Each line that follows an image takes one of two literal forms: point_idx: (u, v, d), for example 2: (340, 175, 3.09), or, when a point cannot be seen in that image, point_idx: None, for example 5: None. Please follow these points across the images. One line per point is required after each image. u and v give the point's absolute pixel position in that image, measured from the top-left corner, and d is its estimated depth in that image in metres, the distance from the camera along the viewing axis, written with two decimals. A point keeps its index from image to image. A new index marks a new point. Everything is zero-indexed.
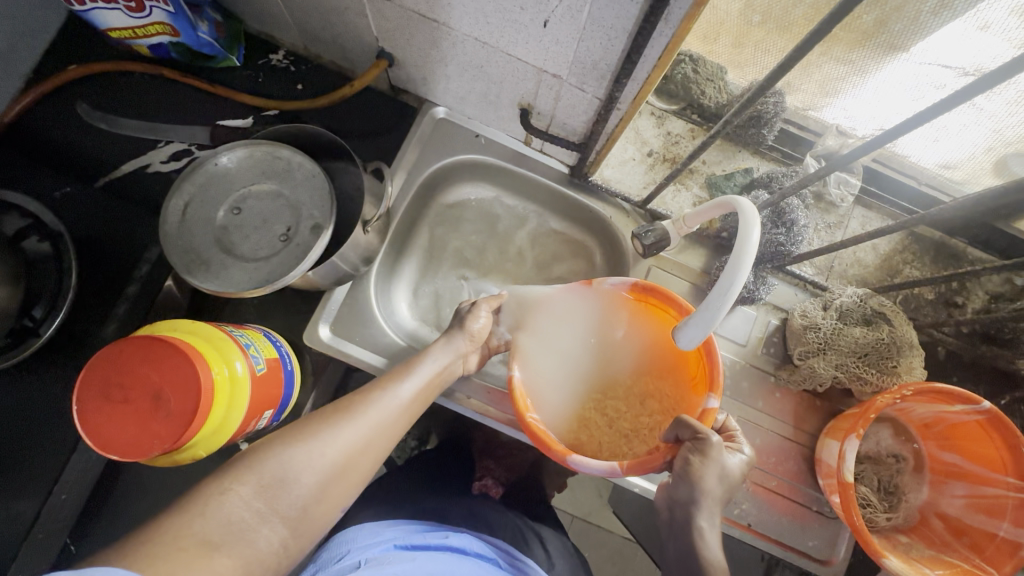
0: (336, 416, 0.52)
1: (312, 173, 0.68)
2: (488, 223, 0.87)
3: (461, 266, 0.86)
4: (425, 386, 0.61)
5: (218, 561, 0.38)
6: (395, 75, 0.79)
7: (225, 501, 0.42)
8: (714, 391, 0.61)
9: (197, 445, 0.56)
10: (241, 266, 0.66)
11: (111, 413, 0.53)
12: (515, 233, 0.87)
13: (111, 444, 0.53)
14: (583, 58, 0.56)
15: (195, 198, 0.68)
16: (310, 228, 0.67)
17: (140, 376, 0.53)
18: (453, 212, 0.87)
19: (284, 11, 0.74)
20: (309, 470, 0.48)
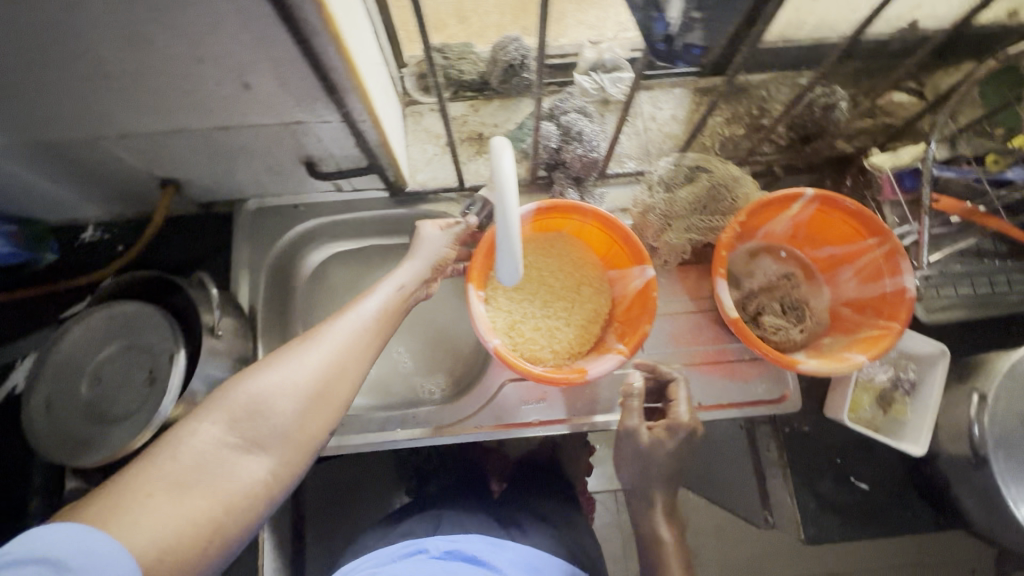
0: (303, 345, 0.58)
1: (149, 312, 0.70)
2: (358, 271, 0.90)
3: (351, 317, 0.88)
4: (390, 305, 0.65)
5: (188, 501, 0.46)
6: (192, 193, 0.83)
7: (197, 441, 0.49)
8: (646, 261, 0.71)
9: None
10: (121, 426, 0.67)
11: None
12: (389, 264, 0.90)
13: None
14: (300, 96, 0.60)
15: (53, 390, 0.69)
16: (167, 360, 0.69)
17: None
18: (323, 276, 0.89)
19: (64, 192, 0.78)
20: (285, 398, 0.54)
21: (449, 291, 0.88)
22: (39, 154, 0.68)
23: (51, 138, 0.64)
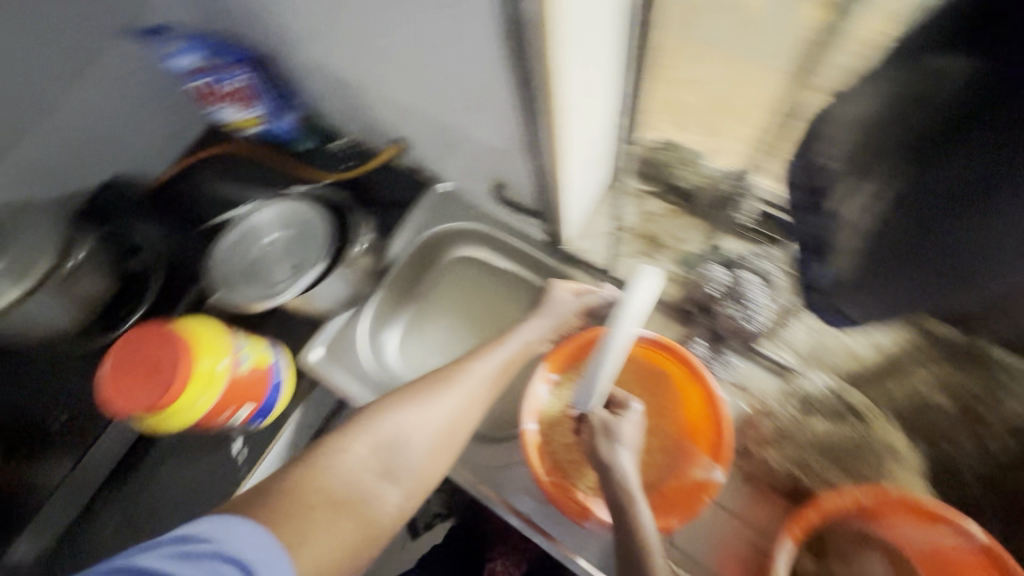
0: (438, 387, 0.67)
1: (326, 225, 0.88)
2: (481, 281, 0.96)
3: (457, 315, 0.97)
4: (515, 358, 0.73)
5: (342, 521, 0.54)
6: (413, 157, 0.98)
7: (347, 460, 0.59)
8: (721, 464, 0.63)
9: (173, 420, 0.71)
10: (260, 289, 0.85)
11: (132, 370, 0.69)
12: (509, 291, 0.94)
13: (117, 396, 0.69)
14: (515, 135, 0.67)
15: (242, 237, 0.88)
16: (313, 265, 0.85)
17: (146, 353, 0.70)
18: (455, 269, 0.97)
19: (338, 109, 0.98)
20: (419, 430, 0.64)
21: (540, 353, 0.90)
22: (338, 82, 0.87)
23: (349, 74, 0.82)
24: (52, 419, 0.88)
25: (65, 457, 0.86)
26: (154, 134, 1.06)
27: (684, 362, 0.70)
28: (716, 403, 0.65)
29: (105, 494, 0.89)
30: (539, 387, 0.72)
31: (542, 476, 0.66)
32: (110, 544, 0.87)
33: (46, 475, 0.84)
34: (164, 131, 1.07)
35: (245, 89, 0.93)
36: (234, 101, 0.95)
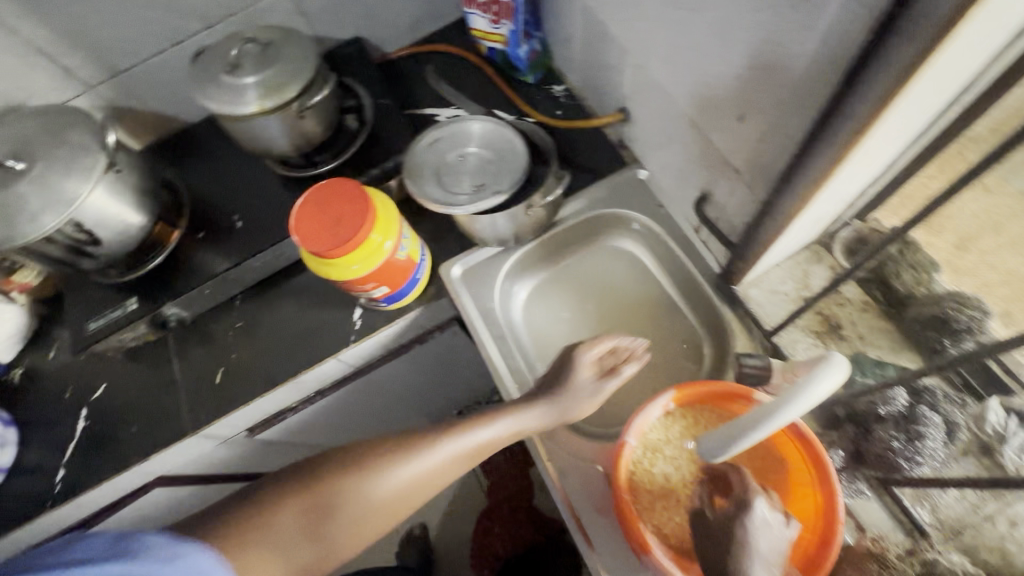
0: (398, 455, 0.65)
1: (520, 161, 0.88)
2: (625, 279, 0.98)
3: (588, 299, 0.98)
4: (500, 439, 0.72)
5: (266, 558, 0.52)
6: (626, 132, 0.96)
7: (269, 524, 0.54)
8: None
9: (330, 271, 0.77)
10: (438, 190, 0.88)
11: (319, 213, 0.76)
12: (647, 299, 0.95)
13: (297, 229, 0.76)
14: (760, 159, 0.63)
15: (444, 138, 0.93)
16: (493, 192, 0.86)
17: (335, 205, 0.76)
18: (606, 257, 1.00)
19: (578, 56, 0.97)
20: (370, 496, 0.61)
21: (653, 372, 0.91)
22: (596, 32, 0.86)
23: (614, 29, 0.80)
24: (236, 220, 0.99)
25: (231, 254, 0.97)
26: (406, 12, 1.12)
27: (808, 454, 0.64)
28: (835, 520, 0.59)
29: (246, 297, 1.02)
30: (654, 409, 0.70)
31: (621, 494, 0.66)
32: (232, 339, 0.99)
33: (214, 261, 0.97)
34: (415, 12, 1.13)
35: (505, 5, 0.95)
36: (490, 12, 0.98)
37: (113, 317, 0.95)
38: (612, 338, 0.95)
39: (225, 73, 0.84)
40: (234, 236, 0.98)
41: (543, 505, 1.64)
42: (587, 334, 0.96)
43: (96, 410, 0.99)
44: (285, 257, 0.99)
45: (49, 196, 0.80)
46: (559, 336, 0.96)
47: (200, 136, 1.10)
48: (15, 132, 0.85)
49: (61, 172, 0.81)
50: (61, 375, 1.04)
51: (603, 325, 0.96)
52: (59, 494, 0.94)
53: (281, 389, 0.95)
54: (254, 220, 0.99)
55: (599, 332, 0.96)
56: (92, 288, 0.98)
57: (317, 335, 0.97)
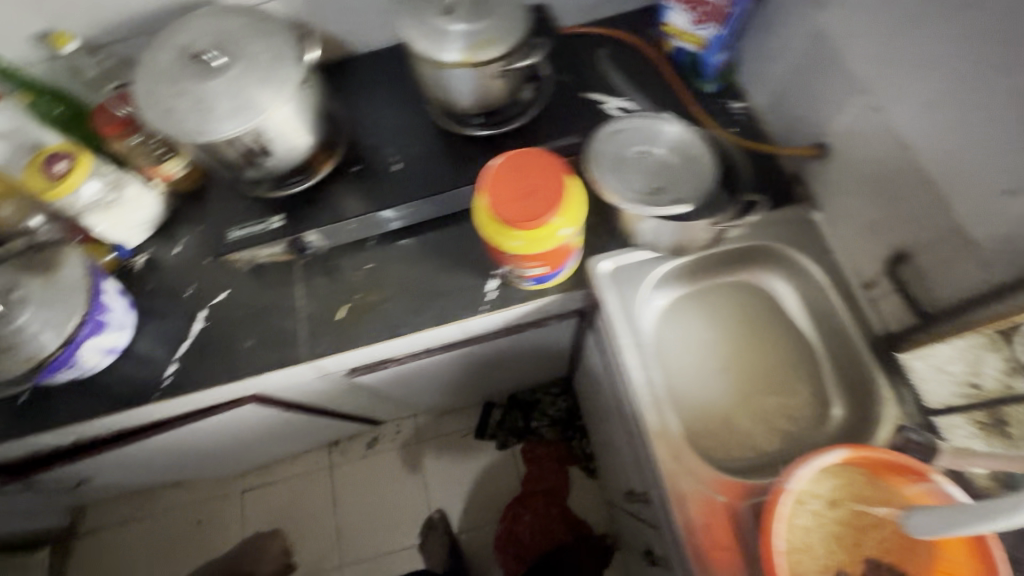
0: None
1: (705, 172, 0.86)
2: (761, 321, 0.96)
3: (719, 325, 0.97)
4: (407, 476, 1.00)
5: None
6: (810, 168, 0.92)
7: None
8: None
9: (490, 232, 0.76)
10: (615, 181, 0.85)
11: (508, 175, 0.75)
12: (786, 343, 0.94)
13: (492, 189, 0.75)
14: (1017, 241, 0.59)
15: (628, 131, 0.90)
16: (672, 198, 0.84)
17: (535, 177, 0.75)
18: (748, 293, 0.97)
19: (780, 79, 0.94)
20: None
21: (775, 415, 0.91)
22: (824, 60, 0.82)
23: (855, 64, 0.76)
24: (396, 162, 0.98)
25: (382, 195, 0.95)
26: None
27: (982, 551, 0.63)
28: None
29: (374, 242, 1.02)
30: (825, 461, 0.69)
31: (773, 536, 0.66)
32: (360, 279, 0.99)
33: (363, 197, 0.95)
34: None
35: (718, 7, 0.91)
36: (696, 10, 0.94)
37: (257, 231, 0.95)
38: (739, 370, 0.94)
39: (437, 14, 0.82)
40: (386, 177, 0.97)
41: (576, 505, 1.64)
42: (711, 364, 0.95)
43: (215, 315, 1.00)
44: (433, 211, 0.97)
45: (244, 100, 0.79)
46: (685, 358, 0.95)
47: (366, 69, 1.09)
48: (218, 27, 0.84)
49: (259, 78, 0.80)
50: (182, 272, 1.05)
51: (731, 356, 0.95)
52: (167, 387, 0.96)
53: (400, 340, 0.94)
54: (410, 165, 0.98)
55: (725, 361, 0.95)
56: (239, 196, 0.98)
57: (445, 294, 0.95)
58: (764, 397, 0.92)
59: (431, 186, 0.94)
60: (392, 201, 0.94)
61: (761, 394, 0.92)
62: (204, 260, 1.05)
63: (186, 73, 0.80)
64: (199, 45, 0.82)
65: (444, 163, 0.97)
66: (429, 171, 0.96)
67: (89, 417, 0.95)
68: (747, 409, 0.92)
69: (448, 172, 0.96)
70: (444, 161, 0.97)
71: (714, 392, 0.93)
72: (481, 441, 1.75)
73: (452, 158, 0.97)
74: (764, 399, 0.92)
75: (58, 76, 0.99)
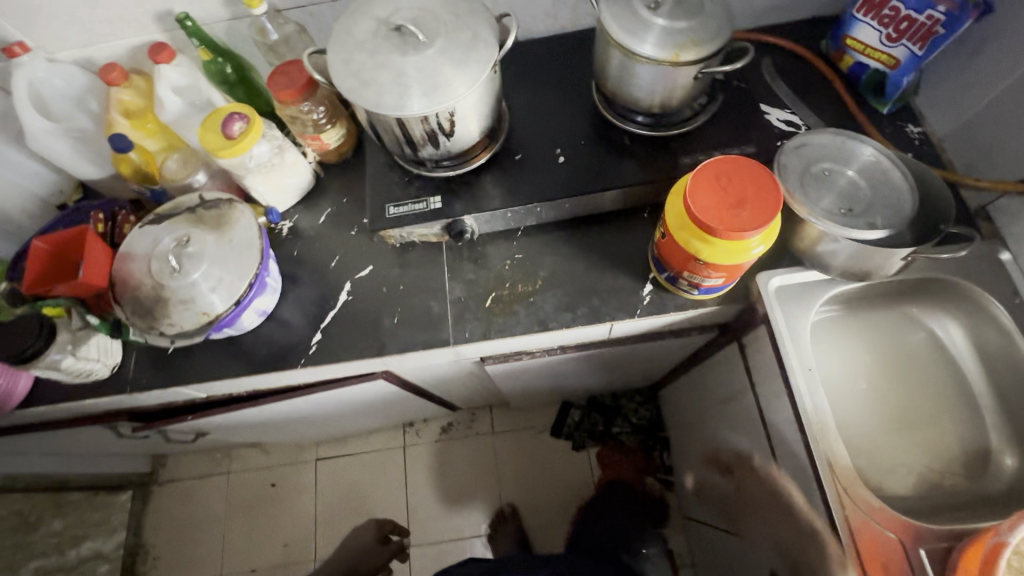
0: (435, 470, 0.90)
1: (900, 199, 0.83)
2: (911, 355, 0.96)
3: (872, 356, 0.96)
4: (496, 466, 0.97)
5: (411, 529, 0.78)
6: (1004, 205, 0.87)
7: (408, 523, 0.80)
8: None
9: (683, 234, 0.74)
10: (805, 199, 0.83)
11: (722, 182, 0.72)
12: (943, 383, 0.92)
13: (696, 192, 0.71)
14: None
15: (815, 147, 0.87)
16: (866, 223, 0.81)
17: (742, 185, 0.72)
18: (900, 325, 0.97)
19: (981, 107, 0.89)
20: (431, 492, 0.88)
21: (930, 454, 0.89)
22: None
23: None
24: (558, 153, 0.96)
25: (546, 186, 0.94)
26: None
27: None
28: None
29: (524, 232, 1.01)
30: None
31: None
32: (510, 268, 0.98)
33: (526, 186, 0.95)
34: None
35: (925, 26, 0.87)
36: (895, 28, 0.91)
37: (417, 209, 0.95)
38: (892, 403, 0.93)
39: (647, 9, 0.80)
40: (550, 168, 0.96)
41: (655, 518, 1.62)
42: (860, 391, 0.94)
43: (360, 288, 1.00)
44: (592, 208, 0.96)
45: (444, 79, 0.79)
46: (837, 383, 0.94)
47: (524, 55, 1.07)
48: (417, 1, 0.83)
49: (460, 57, 0.80)
50: (328, 241, 1.05)
51: (884, 388, 0.94)
52: (313, 356, 0.97)
53: (550, 334, 0.93)
54: (573, 157, 0.96)
55: (878, 393, 0.93)
56: (398, 173, 0.98)
57: (599, 294, 0.94)
58: (918, 434, 0.90)
59: (598, 182, 0.93)
60: (557, 193, 0.93)
61: (912, 427, 0.91)
62: (350, 233, 1.05)
63: (387, 46, 0.80)
64: (400, 18, 0.81)
65: (610, 159, 0.95)
66: (594, 164, 0.94)
67: (235, 376, 0.97)
68: (897, 442, 0.90)
69: (615, 168, 0.94)
70: (610, 156, 0.95)
71: (864, 420, 0.92)
72: (557, 439, 1.74)
73: (618, 154, 0.95)
74: (917, 433, 0.90)
75: (232, 36, 1.00)
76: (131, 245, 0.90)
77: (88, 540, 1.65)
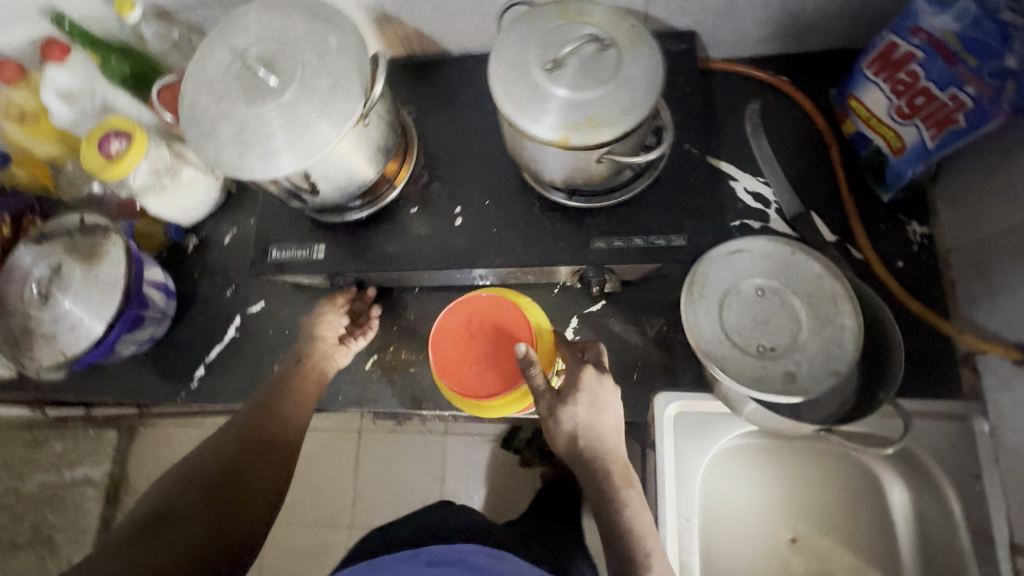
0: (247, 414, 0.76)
1: (842, 347, 0.64)
2: (846, 504, 0.77)
3: (797, 493, 0.79)
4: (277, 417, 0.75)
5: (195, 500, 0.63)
6: (994, 362, 0.68)
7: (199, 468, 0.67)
8: None
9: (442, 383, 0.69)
10: (716, 326, 0.67)
11: (464, 337, 0.64)
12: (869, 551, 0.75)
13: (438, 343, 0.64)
14: None
15: (753, 255, 0.70)
16: (785, 372, 0.64)
17: (478, 339, 0.64)
18: (842, 466, 0.78)
19: (999, 228, 0.67)
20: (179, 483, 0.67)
21: None
22: None
23: None
24: (457, 212, 0.82)
25: (436, 249, 0.82)
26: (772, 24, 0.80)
27: None
28: None
29: (420, 290, 0.90)
30: None
31: None
32: (398, 330, 0.90)
33: (415, 246, 0.83)
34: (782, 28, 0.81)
35: (946, 108, 0.64)
36: (908, 100, 0.67)
37: (299, 257, 0.86)
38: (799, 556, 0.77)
39: (541, 70, 0.62)
40: (445, 227, 0.82)
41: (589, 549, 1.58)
42: (765, 532, 0.78)
43: (248, 326, 0.95)
44: (490, 281, 0.83)
45: (287, 139, 0.66)
46: (738, 516, 0.79)
47: (451, 74, 0.91)
48: (280, 29, 0.70)
49: (312, 111, 0.66)
50: (229, 266, 1.00)
51: (796, 535, 0.77)
52: (194, 389, 0.95)
53: (424, 413, 0.86)
54: (472, 216, 0.82)
55: (786, 537, 0.77)
56: (286, 211, 0.88)
57: None
58: None
59: (492, 254, 0.79)
60: (445, 261, 0.81)
61: None
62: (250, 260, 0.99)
63: (234, 89, 0.68)
64: (253, 52, 0.69)
65: (512, 226, 0.80)
66: (493, 231, 0.80)
67: (123, 398, 0.97)
68: None
69: (517, 239, 0.79)
70: (513, 222, 0.80)
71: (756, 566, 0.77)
72: (506, 451, 1.71)
73: (524, 219, 0.80)
74: None
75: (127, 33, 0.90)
76: (10, 262, 0.88)
77: (83, 465, 1.89)
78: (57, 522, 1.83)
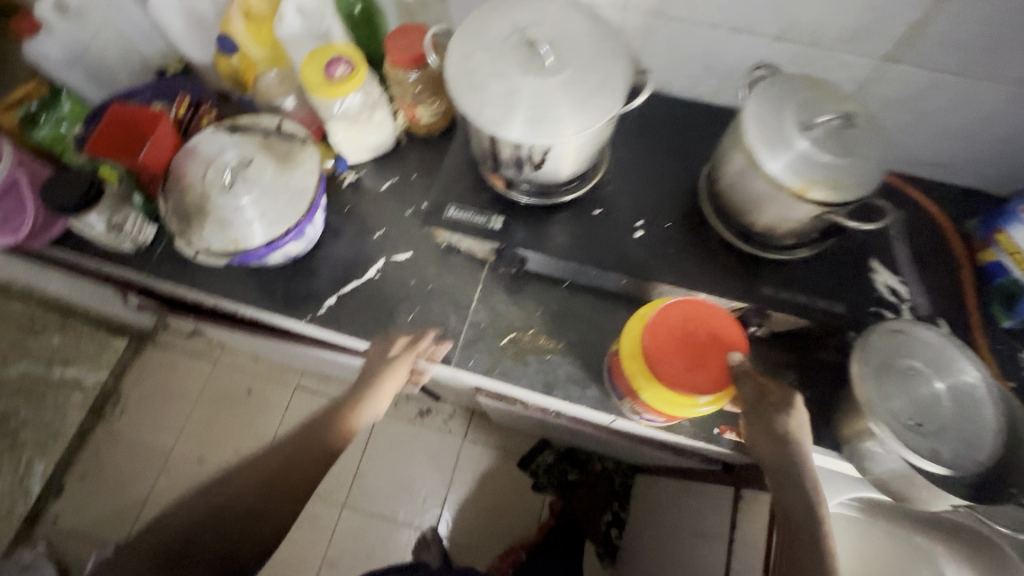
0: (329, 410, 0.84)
1: (981, 438, 0.72)
2: None
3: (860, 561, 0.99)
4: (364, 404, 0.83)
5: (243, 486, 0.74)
6: None
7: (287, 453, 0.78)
8: None
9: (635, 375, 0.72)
10: (876, 389, 0.73)
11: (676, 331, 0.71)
12: None
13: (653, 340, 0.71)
14: None
15: (912, 338, 0.77)
16: (932, 445, 0.71)
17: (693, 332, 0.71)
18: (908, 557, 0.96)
19: None
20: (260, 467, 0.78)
21: None
22: None
23: None
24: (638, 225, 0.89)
25: (613, 251, 0.87)
26: None
27: None
28: None
29: (570, 285, 0.94)
30: None
31: None
32: (541, 316, 0.93)
33: (591, 243, 0.88)
34: None
35: None
36: None
37: (475, 222, 0.89)
38: None
39: (795, 126, 0.71)
40: (624, 235, 0.88)
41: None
42: None
43: (390, 271, 0.97)
44: (648, 295, 0.89)
45: (551, 113, 0.72)
46: None
47: (647, 106, 0.99)
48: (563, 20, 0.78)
49: (579, 96, 0.73)
50: (382, 210, 1.03)
51: None
52: (320, 315, 0.95)
53: (550, 400, 0.88)
54: (651, 232, 0.88)
55: None
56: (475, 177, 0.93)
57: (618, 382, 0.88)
58: None
59: (666, 270, 0.85)
60: (620, 264, 0.86)
61: None
62: (406, 212, 1.02)
63: (512, 55, 0.74)
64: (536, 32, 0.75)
65: (688, 252, 0.87)
66: (669, 250, 0.87)
67: (242, 303, 0.96)
68: None
69: (691, 264, 0.86)
70: (690, 248, 0.87)
71: None
72: (520, 471, 1.69)
73: (701, 249, 0.87)
74: None
75: None
76: (195, 144, 0.89)
77: (76, 365, 1.75)
78: (26, 416, 1.67)
